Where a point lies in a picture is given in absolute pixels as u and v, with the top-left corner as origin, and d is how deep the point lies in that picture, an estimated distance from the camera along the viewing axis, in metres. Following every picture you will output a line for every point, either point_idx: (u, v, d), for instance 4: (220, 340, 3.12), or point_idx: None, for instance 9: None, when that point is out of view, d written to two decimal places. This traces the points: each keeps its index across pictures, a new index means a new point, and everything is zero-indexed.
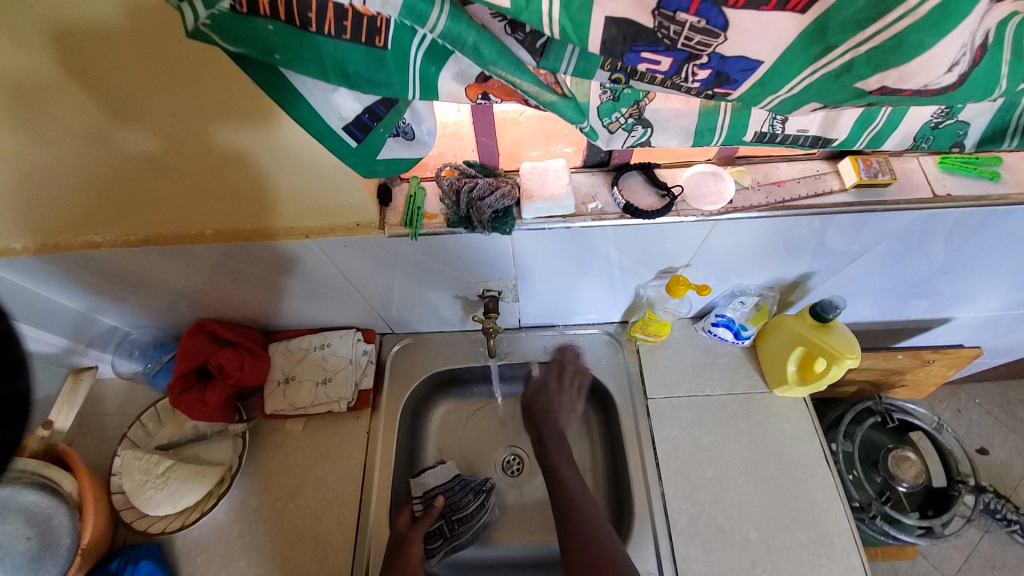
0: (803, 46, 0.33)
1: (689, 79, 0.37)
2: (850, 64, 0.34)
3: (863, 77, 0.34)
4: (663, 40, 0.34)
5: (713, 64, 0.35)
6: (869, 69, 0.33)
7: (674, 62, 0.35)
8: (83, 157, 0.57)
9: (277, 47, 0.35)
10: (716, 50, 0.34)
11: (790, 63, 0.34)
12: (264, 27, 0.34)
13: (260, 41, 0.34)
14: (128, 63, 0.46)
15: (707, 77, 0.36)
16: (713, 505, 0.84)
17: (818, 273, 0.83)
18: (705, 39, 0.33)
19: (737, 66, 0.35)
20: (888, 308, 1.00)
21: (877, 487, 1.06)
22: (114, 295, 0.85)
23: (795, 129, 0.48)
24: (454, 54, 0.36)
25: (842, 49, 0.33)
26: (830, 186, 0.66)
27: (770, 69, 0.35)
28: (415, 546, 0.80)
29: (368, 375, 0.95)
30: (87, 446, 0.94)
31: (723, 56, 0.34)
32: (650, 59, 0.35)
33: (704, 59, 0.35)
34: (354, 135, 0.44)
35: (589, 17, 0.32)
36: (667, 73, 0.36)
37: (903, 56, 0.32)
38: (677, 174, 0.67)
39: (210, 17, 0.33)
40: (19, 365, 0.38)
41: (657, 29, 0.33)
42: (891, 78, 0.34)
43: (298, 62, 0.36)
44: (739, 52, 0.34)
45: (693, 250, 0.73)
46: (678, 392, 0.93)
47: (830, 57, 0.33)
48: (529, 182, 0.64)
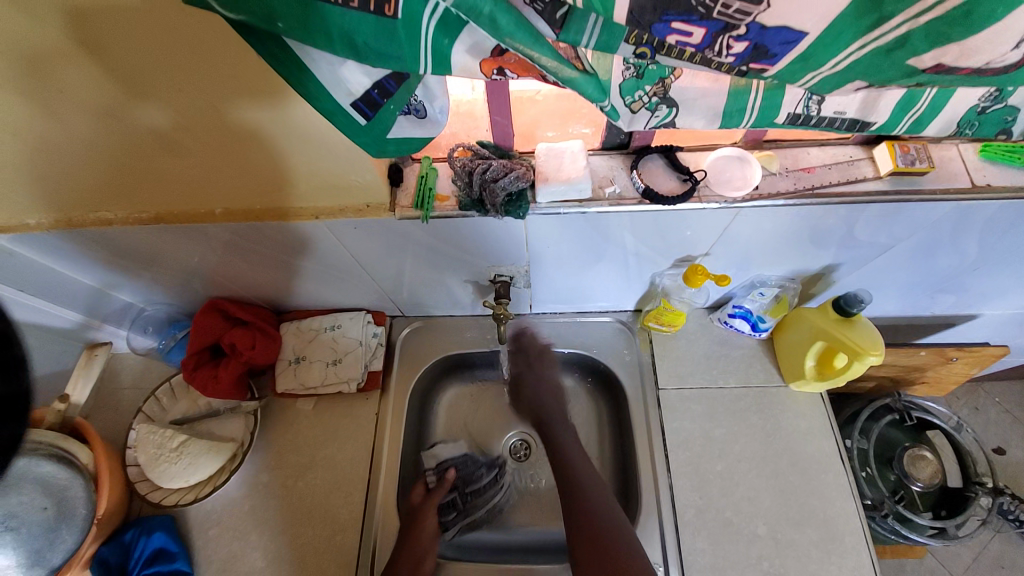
0: (855, 16, 0.30)
1: (723, 54, 0.34)
2: (906, 37, 0.31)
3: (917, 53, 0.31)
4: (698, 8, 0.31)
5: (751, 35, 0.32)
6: (927, 44, 0.31)
7: (707, 34, 0.32)
8: (93, 132, 0.56)
9: (279, 14, 0.33)
10: (756, 19, 0.31)
11: (837, 36, 0.32)
12: None
13: (262, 7, 0.32)
14: (133, 36, 0.45)
15: (743, 50, 0.33)
16: (722, 498, 0.83)
17: (842, 265, 0.79)
18: (746, 7, 0.30)
19: (778, 38, 0.32)
20: (913, 303, 0.96)
21: (891, 485, 1.04)
22: (128, 272, 0.85)
23: (831, 111, 0.45)
24: (468, 25, 0.34)
25: (899, 20, 0.30)
26: (863, 173, 0.62)
27: (814, 43, 0.32)
28: (428, 519, 0.84)
29: (378, 357, 0.95)
30: (104, 419, 0.96)
31: (763, 27, 0.31)
32: (682, 30, 0.33)
33: (741, 30, 0.32)
34: (362, 112, 0.42)
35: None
36: (699, 46, 0.34)
37: (967, 30, 0.30)
38: (700, 158, 0.63)
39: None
40: (19, 363, 0.40)
41: None
42: (951, 55, 0.31)
43: (302, 32, 0.34)
44: (782, 22, 0.31)
45: (713, 239, 0.70)
46: (691, 383, 0.91)
47: (885, 28, 0.31)
48: (545, 164, 0.61)
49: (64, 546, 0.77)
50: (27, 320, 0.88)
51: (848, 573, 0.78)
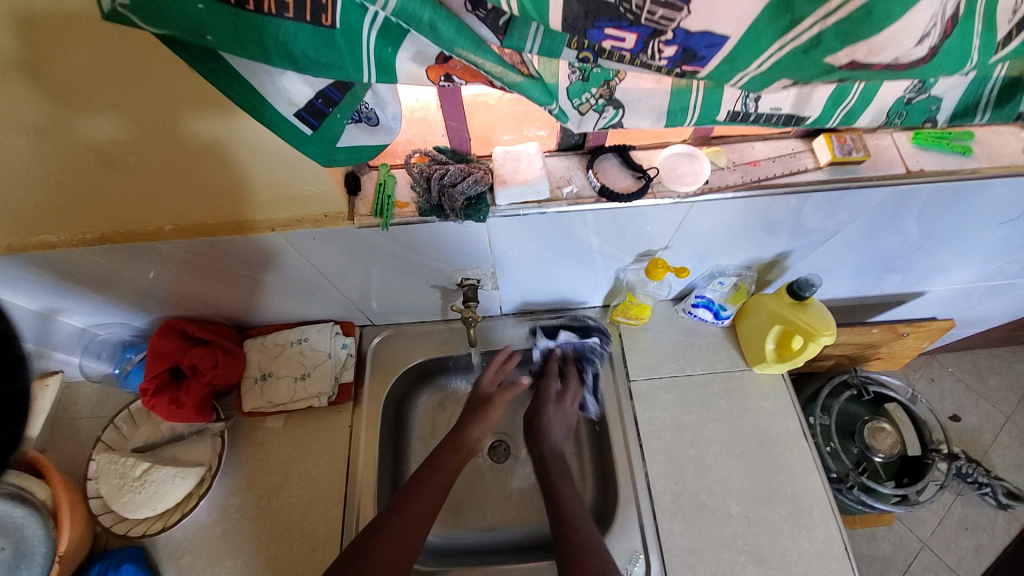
0: (771, 18, 0.32)
1: (655, 57, 0.35)
2: (819, 38, 0.33)
3: (832, 51, 0.33)
4: (626, 16, 0.32)
5: (679, 40, 0.34)
6: (838, 42, 0.33)
7: (639, 39, 0.34)
8: (27, 154, 0.53)
9: (209, 28, 0.32)
10: (680, 25, 0.33)
11: (757, 38, 0.33)
12: (193, 5, 0.31)
13: (189, 22, 0.31)
14: (60, 51, 0.43)
15: (674, 54, 0.35)
16: (695, 482, 0.85)
17: (794, 251, 0.83)
18: (669, 14, 0.32)
19: (703, 42, 0.34)
20: (863, 283, 1.02)
21: (854, 457, 1.09)
22: (79, 295, 0.81)
23: (768, 107, 0.47)
24: (410, 33, 0.35)
25: (810, 21, 0.32)
26: (805, 164, 0.66)
27: (737, 46, 0.34)
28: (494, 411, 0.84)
29: (348, 368, 0.93)
30: (61, 453, 0.90)
31: (688, 32, 0.33)
32: (615, 36, 0.34)
33: (668, 36, 0.33)
34: (307, 122, 0.42)
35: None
36: (633, 51, 0.35)
37: (871, 28, 0.32)
38: (652, 156, 0.65)
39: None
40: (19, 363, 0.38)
41: (619, 4, 0.32)
42: (862, 52, 0.33)
43: (232, 44, 0.33)
44: (703, 27, 0.33)
45: (671, 232, 0.72)
46: (660, 373, 0.94)
47: (799, 29, 0.33)
48: (502, 167, 0.61)
49: None
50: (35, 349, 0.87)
51: (816, 545, 0.81)
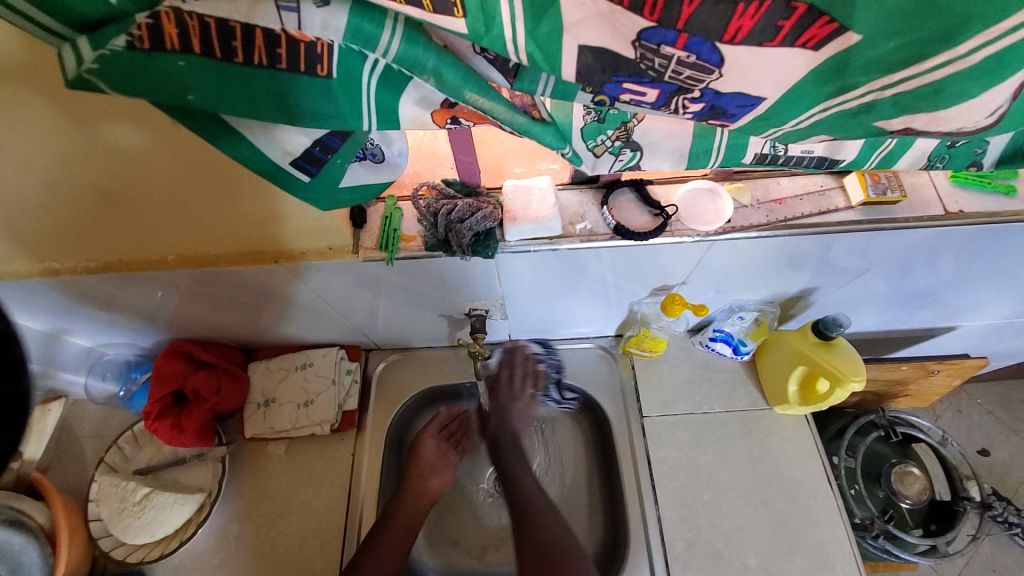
0: (816, 84, 0.29)
1: (680, 111, 0.33)
2: (872, 105, 0.30)
3: (885, 117, 0.30)
4: (648, 72, 0.29)
5: (707, 98, 0.31)
6: (894, 111, 0.30)
7: (661, 94, 0.31)
8: (30, 187, 0.53)
9: (189, 86, 0.30)
10: (710, 86, 0.30)
11: (797, 99, 0.30)
12: (173, 62, 0.29)
13: (171, 79, 0.29)
14: (61, 93, 0.42)
15: (700, 109, 0.32)
16: (710, 529, 0.81)
17: (820, 287, 0.79)
18: (696, 75, 0.29)
19: (733, 102, 0.31)
20: (892, 318, 0.96)
21: (880, 503, 1.03)
22: (86, 316, 0.81)
23: (798, 150, 0.44)
24: (412, 79, 0.32)
25: (864, 89, 0.29)
26: (835, 203, 0.62)
27: (773, 106, 0.31)
28: (427, 449, 0.86)
29: (352, 396, 0.91)
30: (64, 471, 0.90)
31: (718, 92, 0.30)
32: (635, 90, 0.31)
33: (695, 94, 0.31)
34: (304, 170, 0.39)
35: (560, 46, 0.28)
36: (654, 104, 0.32)
37: (937, 103, 0.28)
38: (670, 191, 0.61)
39: (99, 59, 0.28)
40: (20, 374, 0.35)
41: (640, 61, 0.29)
42: (921, 120, 0.30)
43: (218, 99, 0.31)
44: (738, 88, 0.30)
45: (690, 268, 0.68)
46: (674, 410, 0.90)
47: (848, 95, 0.29)
48: (513, 202, 0.59)
49: None
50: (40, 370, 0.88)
51: None
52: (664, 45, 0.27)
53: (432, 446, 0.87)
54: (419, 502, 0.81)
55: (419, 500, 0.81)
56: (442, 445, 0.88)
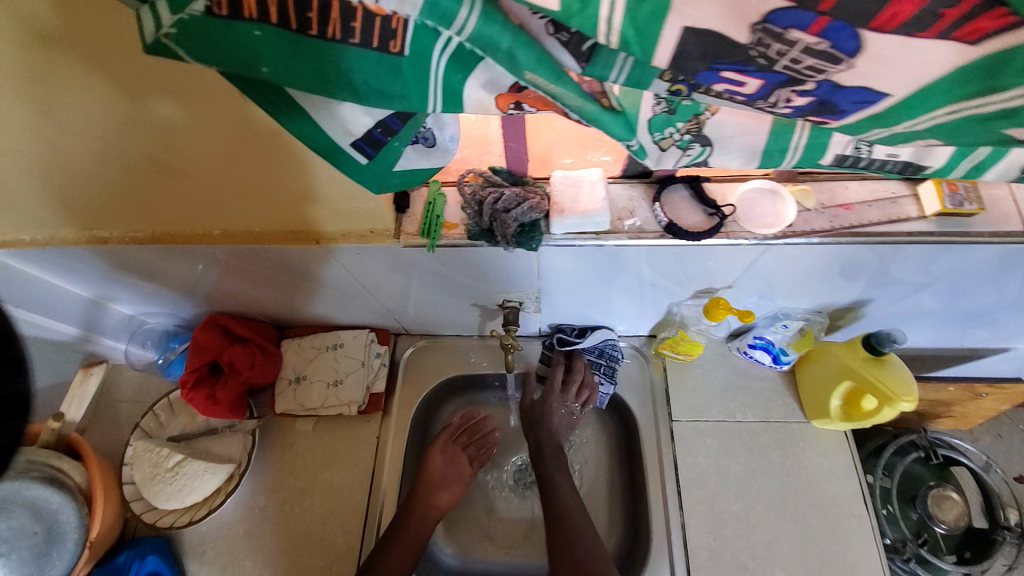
0: (956, 83, 0.26)
1: (779, 105, 0.30)
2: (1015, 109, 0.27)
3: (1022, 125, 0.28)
4: (757, 60, 0.27)
5: (820, 91, 0.29)
6: None
7: (764, 85, 0.29)
8: (81, 153, 0.53)
9: (264, 59, 0.29)
10: (831, 78, 0.27)
11: (924, 99, 0.28)
12: (250, 31, 0.28)
13: (246, 51, 0.29)
14: (113, 59, 0.42)
15: (806, 104, 0.30)
16: (737, 540, 0.79)
17: (874, 300, 0.74)
18: (820, 65, 0.27)
19: (852, 97, 0.28)
20: (944, 336, 0.91)
21: (913, 525, 0.98)
22: (127, 284, 0.82)
23: (882, 153, 0.41)
24: (483, 60, 0.31)
25: (1010, 93, 0.26)
26: (907, 212, 0.58)
27: (895, 103, 0.28)
28: (432, 464, 0.86)
29: (381, 378, 0.91)
30: (102, 433, 0.93)
31: (838, 85, 0.28)
32: (733, 79, 0.29)
33: (808, 86, 0.28)
34: (363, 151, 0.38)
35: (661, 25, 0.26)
36: (752, 95, 0.30)
37: None
38: (728, 190, 0.58)
39: (176, 25, 0.28)
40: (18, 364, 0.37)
41: (751, 47, 0.26)
42: None
43: (290, 74, 0.30)
44: (861, 83, 0.27)
45: (739, 272, 0.65)
46: (706, 416, 0.87)
47: (989, 99, 0.27)
48: (560, 194, 0.56)
49: (56, 570, 0.74)
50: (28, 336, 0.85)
51: None
52: (796, 28, 0.25)
53: (442, 459, 0.87)
54: (426, 517, 0.80)
55: (426, 515, 0.80)
56: (453, 456, 0.88)
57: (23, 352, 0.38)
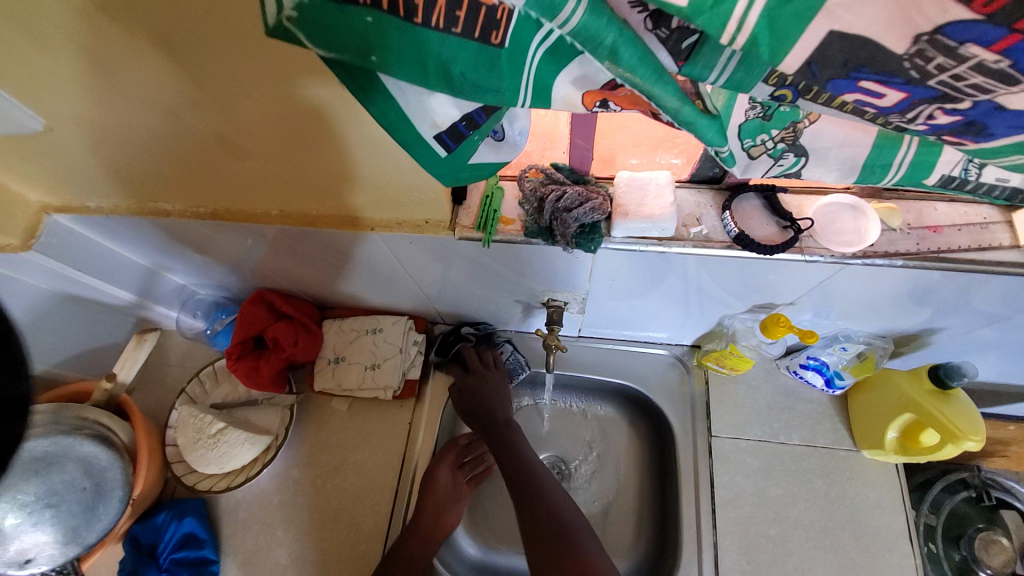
0: None
1: (917, 121, 0.28)
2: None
3: None
4: (909, 73, 0.25)
5: (974, 112, 0.27)
6: None
7: (907, 98, 0.27)
8: (156, 129, 0.54)
9: (375, 47, 0.29)
10: (995, 98, 0.25)
11: None
12: (362, 18, 0.27)
13: (356, 40, 0.28)
14: (182, 33, 0.41)
15: (950, 122, 0.28)
16: (772, 566, 0.76)
17: (946, 328, 0.69)
18: (988, 84, 0.25)
19: (1008, 121, 0.27)
20: (1015, 373, 0.84)
21: (956, 565, 0.92)
22: (182, 256, 0.84)
23: (992, 177, 0.37)
24: (581, 55, 0.29)
25: None
26: (1000, 240, 0.53)
27: None
28: (438, 477, 0.85)
29: (416, 366, 0.92)
30: (150, 396, 0.97)
31: (999, 107, 0.26)
32: (871, 90, 0.27)
33: (962, 105, 0.26)
34: (445, 144, 0.37)
35: (800, 30, 0.24)
36: (888, 109, 0.28)
37: None
38: (804, 203, 0.55)
39: (298, 8, 0.27)
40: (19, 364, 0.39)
41: (907, 59, 0.24)
42: None
43: (397, 66, 0.30)
44: None
45: (805, 289, 0.62)
46: (748, 434, 0.84)
47: None
48: (625, 196, 0.54)
49: (101, 525, 0.76)
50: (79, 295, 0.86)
51: None
52: (974, 43, 0.23)
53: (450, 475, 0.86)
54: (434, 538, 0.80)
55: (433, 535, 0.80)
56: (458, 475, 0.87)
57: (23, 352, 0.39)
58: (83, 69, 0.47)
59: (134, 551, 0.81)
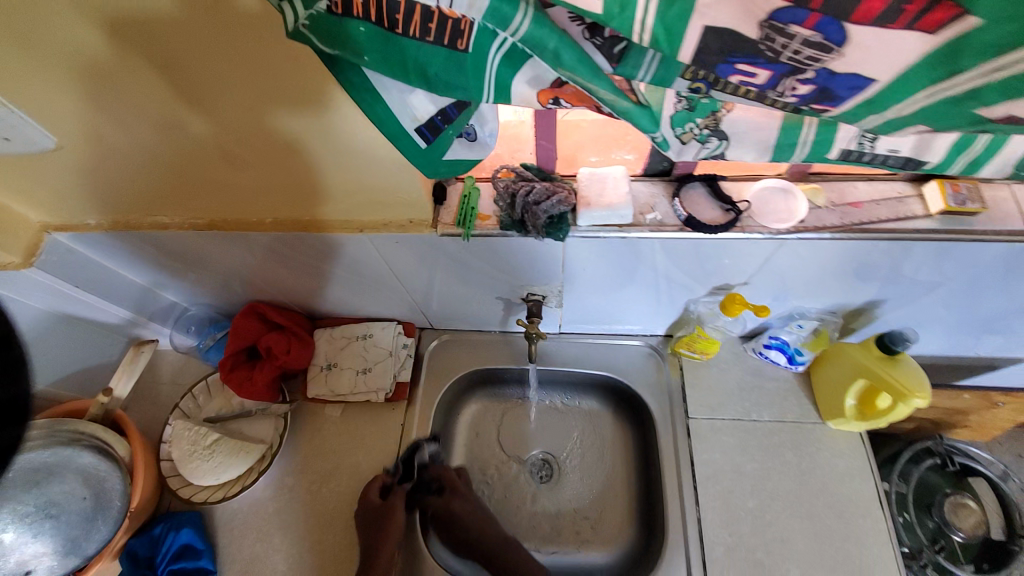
0: (926, 70, 0.31)
1: (786, 94, 0.35)
2: (978, 90, 0.31)
3: (989, 104, 0.32)
4: (765, 53, 0.32)
5: (819, 79, 0.33)
6: (1000, 96, 0.31)
7: (772, 75, 0.33)
8: (160, 143, 0.60)
9: (365, 50, 0.35)
10: (826, 66, 0.32)
11: (906, 85, 0.32)
12: (355, 27, 0.34)
13: (350, 44, 0.35)
14: (189, 53, 0.48)
15: (808, 92, 0.34)
16: (752, 536, 0.80)
17: (887, 300, 0.77)
18: (817, 54, 0.31)
19: (845, 84, 0.33)
20: (959, 343, 0.92)
21: (930, 533, 0.97)
22: (176, 273, 0.89)
23: (885, 148, 0.44)
24: (531, 58, 0.36)
25: (972, 74, 0.31)
26: (913, 211, 0.62)
27: (882, 91, 0.33)
28: (396, 513, 0.81)
29: (406, 368, 0.96)
30: (143, 413, 0.99)
31: (833, 73, 0.32)
32: (746, 71, 0.33)
33: (808, 75, 0.33)
34: (424, 136, 0.44)
35: (686, 26, 0.31)
36: (763, 85, 0.35)
37: None
38: (743, 188, 0.62)
39: (308, 19, 0.34)
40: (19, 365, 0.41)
41: (760, 41, 0.31)
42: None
43: (384, 66, 0.36)
44: (854, 70, 0.32)
45: (754, 268, 0.69)
46: (722, 414, 0.90)
47: (956, 80, 0.31)
48: (587, 188, 0.61)
49: (100, 536, 0.78)
50: (75, 314, 0.89)
51: None
52: (794, 23, 0.30)
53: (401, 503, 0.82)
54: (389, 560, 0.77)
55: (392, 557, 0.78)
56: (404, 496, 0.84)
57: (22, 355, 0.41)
58: (101, 93, 0.54)
59: (131, 565, 0.82)
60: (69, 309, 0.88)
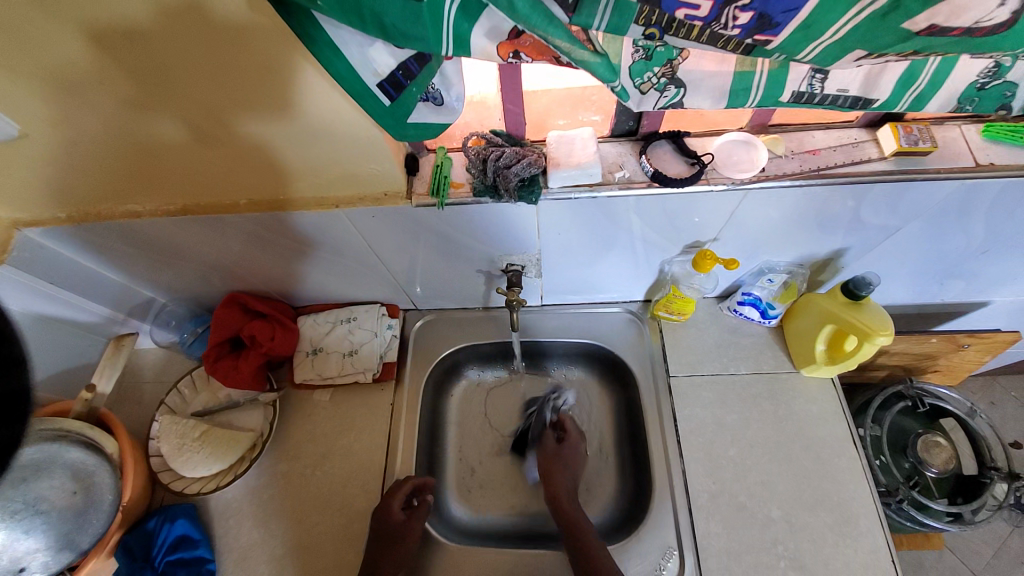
0: None
1: (729, 25, 0.37)
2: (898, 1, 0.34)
3: (911, 15, 0.34)
4: None
5: (756, 5, 0.35)
6: (919, 5, 0.34)
7: (714, 6, 0.36)
8: (125, 126, 0.58)
9: None
10: None
11: (835, 1, 0.35)
12: None
13: None
14: (148, 36, 0.47)
15: (749, 20, 0.36)
16: (735, 482, 0.84)
17: (851, 249, 0.80)
18: None
19: (780, 6, 0.35)
20: (922, 290, 0.97)
21: (905, 471, 1.04)
22: (154, 267, 0.88)
23: (835, 88, 0.47)
24: (487, 7, 0.37)
25: None
26: (869, 154, 0.64)
27: (814, 11, 0.35)
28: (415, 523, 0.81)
29: (393, 348, 0.97)
30: (127, 412, 0.98)
31: None
32: (690, 4, 0.36)
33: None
34: (387, 92, 0.47)
35: None
36: (707, 19, 0.37)
37: None
38: (707, 143, 0.64)
39: None
40: (18, 361, 0.38)
41: None
42: (942, 13, 0.34)
43: (337, 12, 0.38)
44: None
45: (722, 223, 0.71)
46: (701, 371, 0.93)
47: None
48: (556, 150, 0.63)
49: (92, 530, 0.78)
50: (49, 313, 0.88)
51: (862, 555, 0.78)
52: None
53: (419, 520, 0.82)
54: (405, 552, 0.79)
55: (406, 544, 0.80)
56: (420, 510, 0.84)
57: (24, 350, 0.39)
58: (61, 79, 0.52)
59: (126, 561, 0.81)
60: (43, 309, 0.86)
